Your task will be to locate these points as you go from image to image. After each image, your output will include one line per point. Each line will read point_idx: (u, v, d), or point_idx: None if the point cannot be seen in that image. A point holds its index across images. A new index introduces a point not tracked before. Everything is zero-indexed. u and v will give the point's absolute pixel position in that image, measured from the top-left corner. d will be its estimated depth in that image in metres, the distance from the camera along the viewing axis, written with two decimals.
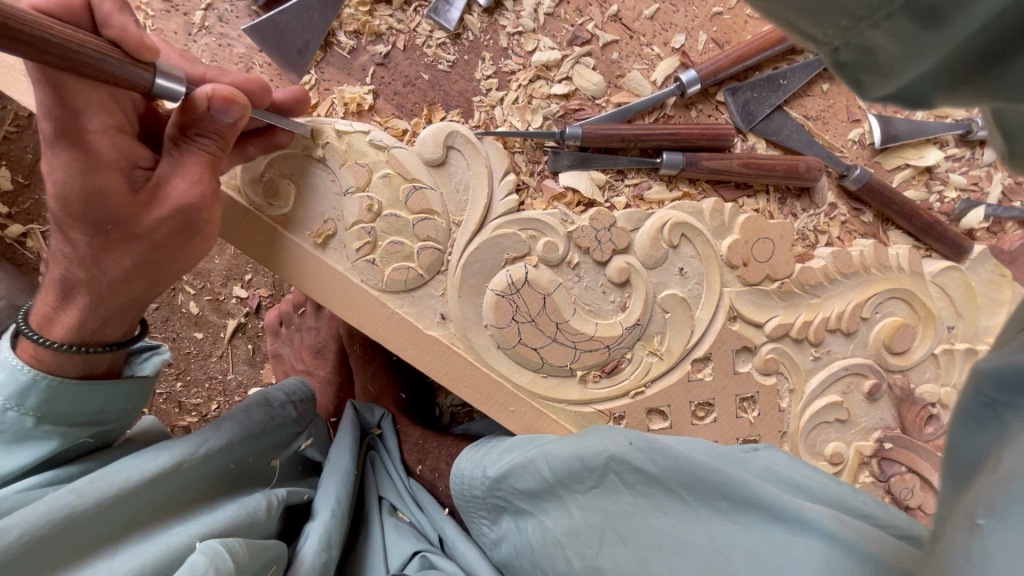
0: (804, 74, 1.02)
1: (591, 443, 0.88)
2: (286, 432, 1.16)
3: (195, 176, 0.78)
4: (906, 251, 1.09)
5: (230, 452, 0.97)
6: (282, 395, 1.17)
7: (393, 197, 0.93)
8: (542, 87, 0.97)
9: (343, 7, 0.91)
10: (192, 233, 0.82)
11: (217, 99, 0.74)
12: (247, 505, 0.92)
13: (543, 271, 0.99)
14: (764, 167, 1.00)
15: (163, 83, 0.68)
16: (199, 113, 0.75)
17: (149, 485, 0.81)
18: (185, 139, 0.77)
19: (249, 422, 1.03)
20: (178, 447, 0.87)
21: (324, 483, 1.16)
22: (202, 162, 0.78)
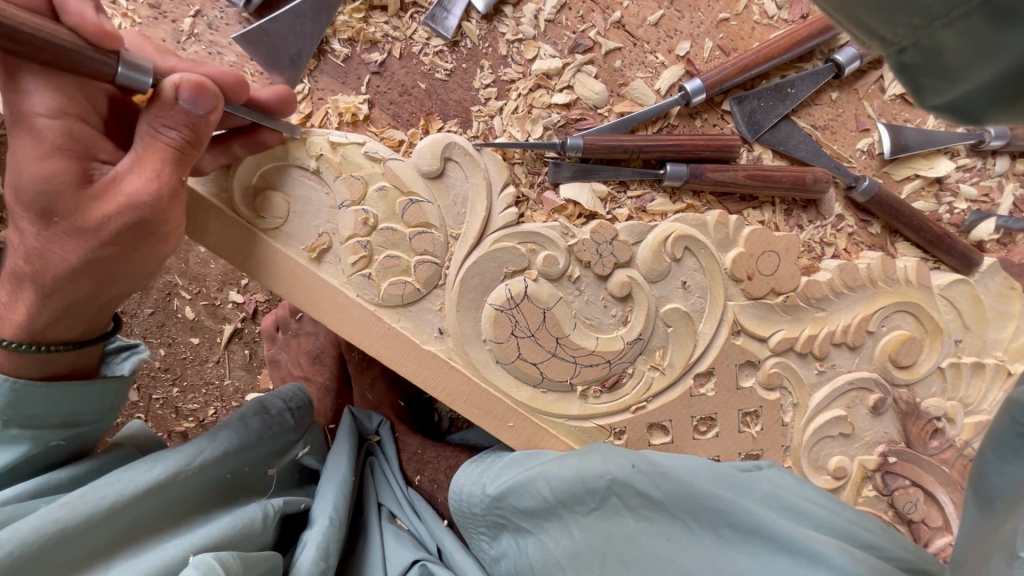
0: (812, 82, 0.99)
1: (592, 464, 0.87)
2: (283, 440, 1.14)
3: (153, 171, 0.73)
4: (915, 263, 1.06)
5: (226, 462, 0.96)
6: (281, 401, 1.17)
7: (389, 210, 0.91)
8: (543, 96, 0.94)
9: (337, 14, 0.88)
10: (149, 233, 0.76)
11: (184, 89, 0.71)
12: (243, 516, 0.90)
13: (543, 286, 0.97)
14: (771, 179, 0.97)
15: (126, 71, 0.66)
16: (164, 102, 0.71)
17: (143, 498, 0.80)
18: (148, 129, 0.72)
19: (245, 431, 1.02)
20: (173, 458, 0.86)
21: (321, 491, 1.15)
22: (163, 158, 0.73)
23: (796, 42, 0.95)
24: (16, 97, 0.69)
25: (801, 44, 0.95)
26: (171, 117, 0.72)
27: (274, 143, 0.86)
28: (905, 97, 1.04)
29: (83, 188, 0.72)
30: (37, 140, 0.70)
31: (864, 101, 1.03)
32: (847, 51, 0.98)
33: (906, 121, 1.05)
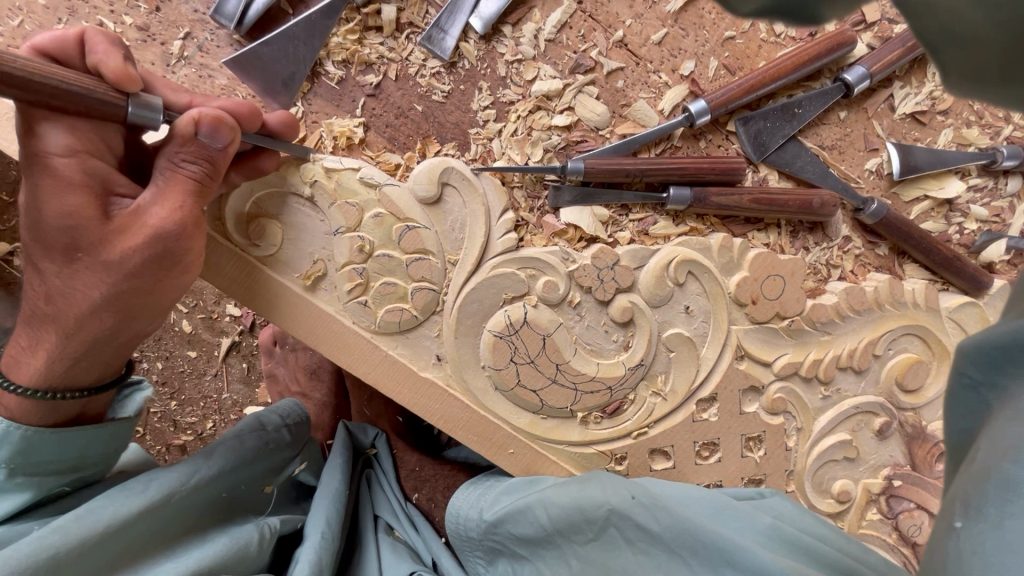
0: (820, 102, 0.96)
1: (592, 494, 0.87)
2: (279, 457, 1.13)
3: (176, 202, 0.71)
4: (923, 286, 1.04)
5: (221, 480, 0.94)
6: (278, 417, 1.16)
7: (385, 237, 0.89)
8: (543, 118, 0.91)
9: (331, 35, 0.85)
10: (173, 268, 0.75)
11: (203, 124, 0.71)
12: (239, 537, 0.89)
13: (543, 311, 0.95)
14: (777, 202, 0.94)
15: (134, 110, 0.65)
16: (182, 136, 0.70)
17: (139, 520, 0.78)
18: (169, 164, 0.71)
19: (241, 450, 1.00)
20: (168, 478, 0.85)
21: (313, 507, 1.13)
22: (186, 190, 0.72)
23: (805, 61, 0.92)
24: (32, 140, 0.66)
25: (810, 64, 0.92)
26: (191, 152, 0.71)
27: (271, 167, 0.83)
28: (917, 116, 1.01)
29: (103, 224, 0.70)
30: (54, 180, 0.68)
31: (873, 120, 1.00)
32: (857, 70, 0.94)
33: (916, 140, 1.01)
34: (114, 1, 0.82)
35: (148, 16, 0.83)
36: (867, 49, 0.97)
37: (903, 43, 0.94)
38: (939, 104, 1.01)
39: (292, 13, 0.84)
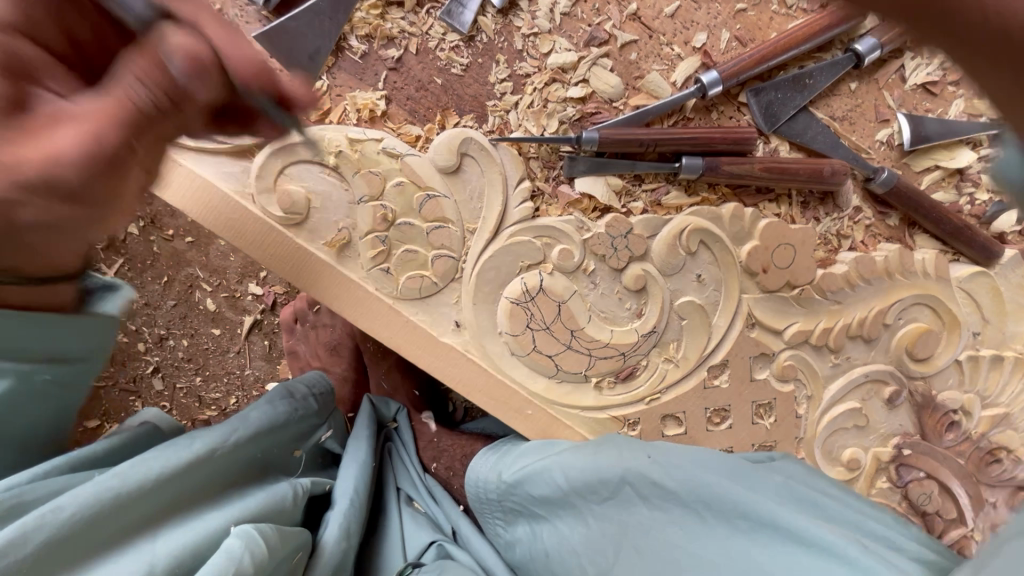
0: (831, 73, 0.97)
1: (610, 455, 0.90)
2: (305, 426, 1.18)
3: (142, 71, 0.50)
4: (933, 255, 1.05)
5: (257, 442, 0.99)
6: (305, 387, 1.23)
7: (406, 205, 0.93)
8: (558, 90, 0.94)
9: (355, 10, 0.88)
10: (98, 177, 0.51)
11: (172, 51, 0.52)
12: (275, 493, 0.95)
13: (559, 279, 0.98)
14: (787, 172, 0.97)
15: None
16: (149, 42, 0.52)
17: (192, 470, 0.81)
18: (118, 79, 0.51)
19: (272, 415, 1.05)
20: (214, 432, 0.89)
21: (341, 474, 1.18)
22: (135, 107, 0.51)
23: (817, 32, 0.94)
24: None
25: (822, 35, 0.94)
26: (150, 73, 0.51)
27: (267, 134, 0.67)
28: (927, 86, 1.02)
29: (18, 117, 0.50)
30: None
31: (884, 91, 1.01)
32: (868, 41, 0.95)
33: (927, 111, 1.03)
34: None
35: None
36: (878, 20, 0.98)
37: None
38: (950, 75, 1.02)
39: None
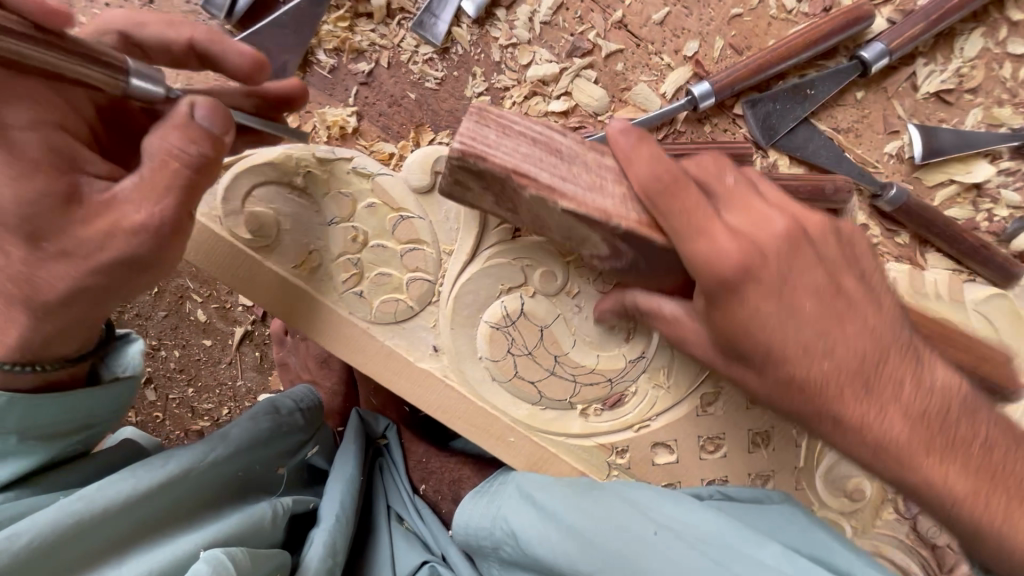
0: (834, 82, 0.90)
1: (609, 522, 0.84)
2: (292, 441, 1.14)
3: (186, 137, 0.62)
4: (946, 276, 0.97)
5: (238, 459, 0.96)
6: (291, 402, 1.19)
7: (379, 227, 0.88)
8: (539, 104, 0.88)
9: (322, 24, 0.85)
10: (168, 241, 0.66)
11: (201, 107, 0.63)
12: (254, 511, 0.91)
13: (541, 303, 0.92)
14: (785, 189, 0.90)
15: (138, 83, 0.59)
16: (175, 116, 0.62)
17: (158, 493, 0.80)
18: (161, 142, 0.62)
19: (255, 431, 1.02)
20: (187, 454, 0.86)
21: (327, 489, 1.16)
22: (178, 170, 0.62)
23: (816, 39, 0.87)
24: None
25: (823, 41, 0.87)
26: (183, 133, 0.61)
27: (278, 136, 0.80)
28: (941, 95, 0.94)
29: (82, 210, 0.62)
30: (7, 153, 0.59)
31: (893, 100, 0.94)
32: (875, 47, 0.88)
33: (941, 121, 0.95)
34: None
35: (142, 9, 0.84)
36: (887, 24, 0.91)
37: (926, 16, 0.88)
38: (966, 82, 0.94)
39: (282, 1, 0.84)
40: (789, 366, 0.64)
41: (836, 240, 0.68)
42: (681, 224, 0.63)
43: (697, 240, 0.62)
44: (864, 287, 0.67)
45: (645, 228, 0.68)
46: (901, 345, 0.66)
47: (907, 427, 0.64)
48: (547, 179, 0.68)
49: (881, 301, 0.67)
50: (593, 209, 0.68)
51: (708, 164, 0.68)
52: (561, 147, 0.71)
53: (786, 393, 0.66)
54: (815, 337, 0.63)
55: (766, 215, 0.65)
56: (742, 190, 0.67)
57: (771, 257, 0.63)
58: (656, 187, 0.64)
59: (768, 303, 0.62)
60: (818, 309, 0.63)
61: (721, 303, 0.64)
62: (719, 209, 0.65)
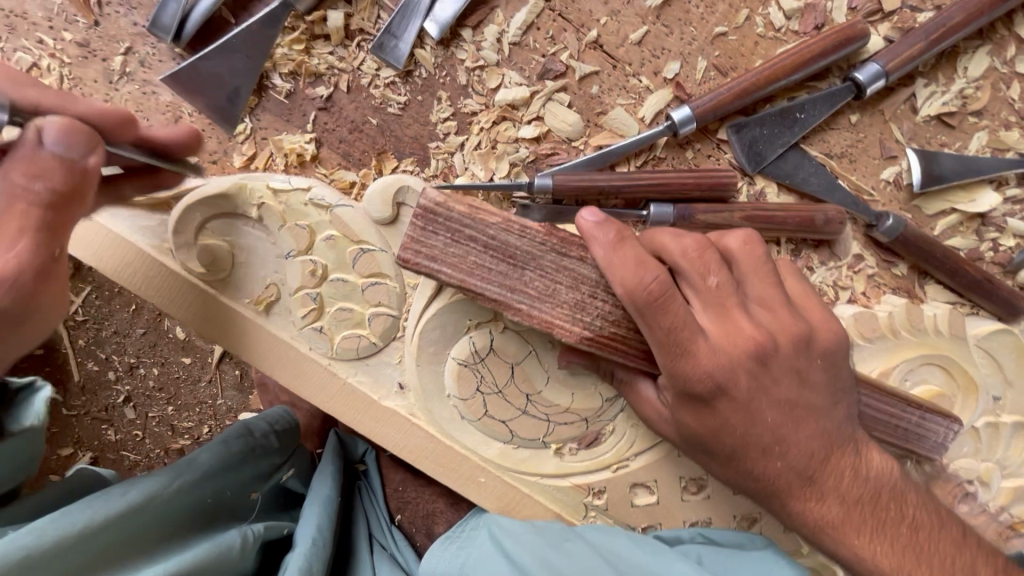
0: (827, 105, 0.84)
1: None
2: (268, 464, 1.10)
3: (33, 170, 0.55)
4: (946, 311, 0.91)
5: (205, 485, 0.93)
6: (264, 424, 1.13)
7: (339, 260, 0.84)
8: (508, 129, 0.83)
9: (276, 46, 0.80)
10: (34, 292, 0.60)
11: (48, 129, 0.56)
12: (219, 542, 0.87)
13: (511, 339, 0.87)
14: (773, 220, 0.84)
15: (1, 115, 0.51)
16: (22, 146, 0.55)
17: (116, 524, 0.76)
18: (7, 181, 0.56)
19: (224, 455, 0.98)
20: (151, 482, 0.83)
21: (303, 514, 1.08)
22: (33, 212, 0.57)
23: (806, 60, 0.81)
24: None
25: (814, 63, 0.81)
26: (30, 165, 0.55)
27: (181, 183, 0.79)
28: (943, 117, 0.88)
29: None
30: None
31: (891, 123, 0.88)
32: (870, 68, 0.82)
33: (942, 145, 0.88)
34: (53, 16, 0.79)
35: (87, 31, 0.79)
36: (884, 43, 0.85)
37: (925, 36, 0.81)
38: (971, 103, 0.88)
39: (235, 23, 0.80)
40: (745, 462, 0.73)
41: (809, 348, 0.71)
42: (667, 341, 0.65)
43: (680, 358, 0.65)
44: (826, 390, 0.72)
45: (598, 336, 0.71)
46: (844, 441, 0.73)
47: (841, 509, 0.73)
48: (495, 294, 0.70)
49: (839, 402, 0.73)
50: (539, 323, 0.71)
51: (697, 263, 0.67)
52: (517, 252, 0.70)
53: (741, 480, 0.75)
54: (771, 439, 0.71)
55: (742, 324, 0.68)
56: (724, 294, 0.68)
57: (743, 374, 0.68)
58: (646, 297, 0.64)
59: (735, 415, 0.70)
60: (779, 418, 0.70)
61: (695, 408, 0.71)
62: (702, 317, 0.68)
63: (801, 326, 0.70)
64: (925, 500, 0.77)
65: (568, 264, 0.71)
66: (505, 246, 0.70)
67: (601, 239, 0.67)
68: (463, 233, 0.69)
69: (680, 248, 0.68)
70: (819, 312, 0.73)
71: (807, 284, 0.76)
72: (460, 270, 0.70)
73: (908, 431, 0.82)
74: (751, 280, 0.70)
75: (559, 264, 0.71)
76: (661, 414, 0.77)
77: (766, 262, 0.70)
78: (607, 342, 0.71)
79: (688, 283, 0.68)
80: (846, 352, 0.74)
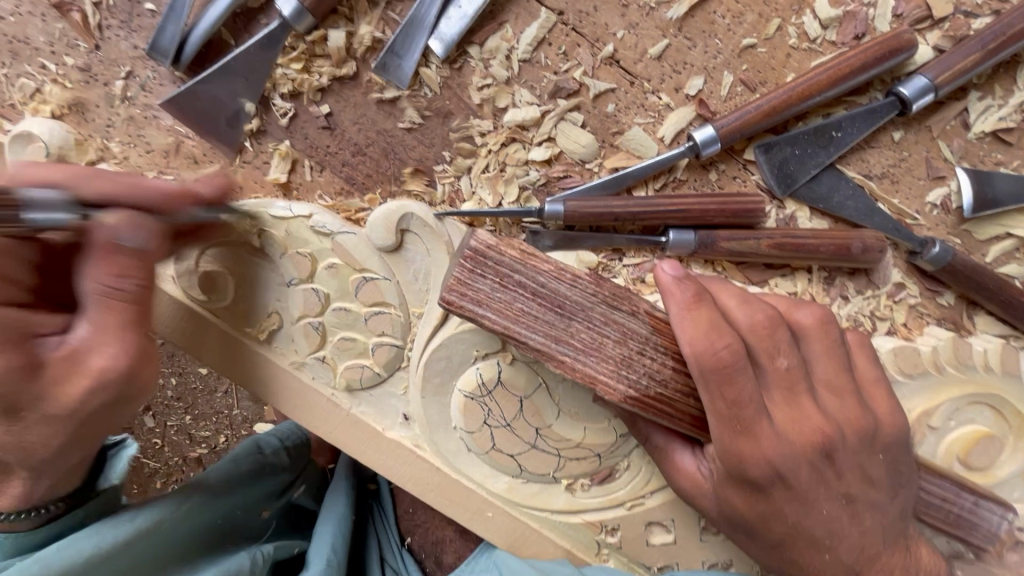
0: (866, 122, 0.77)
1: None
2: (281, 481, 1.05)
3: (117, 271, 0.60)
4: (998, 345, 0.83)
5: (216, 506, 0.87)
6: (275, 440, 1.07)
7: (341, 289, 0.81)
8: (517, 151, 0.79)
9: (276, 67, 0.77)
10: (138, 371, 0.64)
11: (120, 228, 0.60)
12: (229, 565, 0.81)
13: (519, 371, 0.83)
14: (805, 247, 0.77)
15: (39, 216, 0.53)
16: (98, 246, 0.59)
17: (125, 550, 0.70)
18: (99, 284, 0.60)
19: (234, 473, 0.92)
20: (162, 504, 0.76)
21: (317, 533, 1.03)
22: (121, 309, 0.61)
23: (845, 75, 0.74)
24: None
25: (853, 77, 0.74)
26: (116, 267, 0.60)
27: (215, 238, 0.76)
28: (1000, 133, 0.80)
29: (47, 370, 0.60)
30: None
31: (939, 140, 0.80)
32: (916, 82, 0.74)
33: (997, 164, 0.80)
34: (54, 41, 0.77)
35: (88, 55, 0.78)
36: (933, 53, 0.77)
37: (981, 45, 0.74)
38: None
39: (234, 44, 0.77)
40: (793, 550, 0.70)
41: (873, 443, 0.68)
42: (727, 415, 0.63)
43: (740, 436, 0.63)
44: (887, 485, 0.70)
45: (643, 396, 0.68)
46: (896, 538, 0.71)
47: None
48: (538, 343, 0.66)
49: (896, 495, 0.71)
50: (580, 376, 0.67)
51: (766, 341, 0.65)
52: (566, 303, 0.67)
53: (783, 565, 0.73)
54: (823, 531, 0.69)
55: (810, 413, 0.66)
56: (793, 378, 0.65)
57: (804, 467, 0.66)
58: (714, 364, 0.61)
59: (789, 504, 0.67)
60: (836, 511, 0.68)
61: (746, 492, 0.68)
62: (769, 400, 0.65)
63: (868, 422, 0.68)
64: None
65: (618, 318, 0.68)
66: (554, 295, 0.66)
67: (678, 297, 0.64)
68: (513, 279, 0.66)
69: (747, 322, 0.65)
70: (887, 404, 0.70)
71: (880, 367, 0.72)
72: (505, 317, 0.66)
73: (959, 516, 0.80)
74: (820, 362, 0.68)
75: (608, 317, 0.68)
76: (703, 489, 0.73)
77: (838, 344, 0.68)
78: (652, 404, 0.68)
79: (760, 364, 0.65)
80: (908, 446, 0.72)
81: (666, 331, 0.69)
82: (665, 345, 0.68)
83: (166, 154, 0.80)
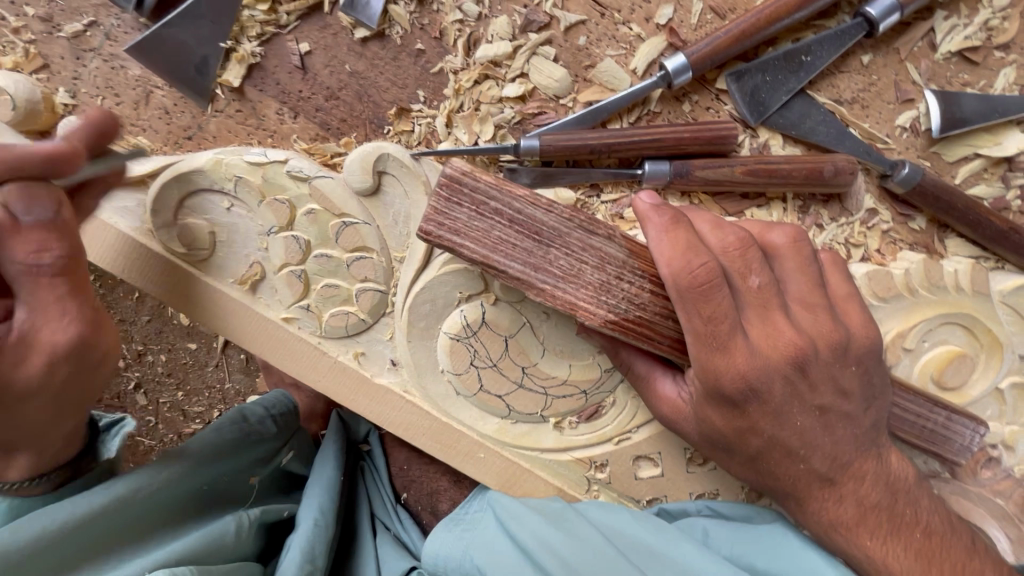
0: (835, 45, 0.78)
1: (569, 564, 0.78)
2: (270, 449, 1.03)
3: (32, 245, 0.59)
4: (967, 266, 0.85)
5: (201, 472, 0.86)
6: (261, 408, 1.04)
7: (321, 235, 0.81)
8: (491, 88, 0.79)
9: (242, 9, 0.76)
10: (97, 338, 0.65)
11: (15, 204, 0.59)
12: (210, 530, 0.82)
13: (502, 311, 0.84)
14: (779, 174, 0.78)
15: None
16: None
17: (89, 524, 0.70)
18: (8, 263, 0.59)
19: (215, 444, 0.90)
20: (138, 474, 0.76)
21: (306, 497, 1.03)
22: (51, 283, 0.61)
23: None
24: None
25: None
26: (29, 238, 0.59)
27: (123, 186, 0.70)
28: (966, 53, 0.81)
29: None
30: None
31: (907, 63, 0.81)
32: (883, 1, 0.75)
33: (965, 85, 0.81)
34: None
35: (49, 4, 0.77)
36: None
37: None
38: (995, 36, 0.81)
39: None
40: (771, 463, 0.73)
41: (845, 355, 0.70)
42: (704, 333, 0.64)
43: (716, 353, 0.65)
44: (859, 397, 0.73)
45: (622, 320, 0.69)
46: (868, 447, 0.74)
47: (857, 511, 0.74)
48: (517, 272, 0.67)
49: (869, 407, 0.74)
50: (561, 303, 0.68)
51: (737, 262, 0.66)
52: (543, 229, 0.67)
53: (760, 478, 0.75)
54: (798, 443, 0.71)
55: (782, 327, 0.67)
56: (766, 296, 0.67)
57: (779, 381, 0.68)
58: (690, 283, 0.63)
59: (765, 419, 0.69)
60: (810, 422, 0.71)
61: (724, 410, 0.70)
62: (742, 318, 0.67)
63: (840, 334, 0.70)
64: (937, 505, 0.76)
65: (595, 244, 0.69)
66: (531, 222, 0.67)
67: (655, 222, 0.65)
68: (489, 207, 0.66)
69: (720, 244, 0.66)
70: (858, 318, 0.72)
71: (852, 284, 0.74)
72: (483, 246, 0.67)
73: (933, 432, 0.83)
74: (793, 278, 0.70)
75: (586, 242, 0.68)
76: (685, 413, 0.75)
77: (809, 260, 0.70)
78: (632, 327, 0.69)
79: (733, 284, 0.66)
80: (881, 357, 0.74)
81: (643, 255, 0.70)
82: (643, 269, 0.69)
83: (137, 105, 0.79)
